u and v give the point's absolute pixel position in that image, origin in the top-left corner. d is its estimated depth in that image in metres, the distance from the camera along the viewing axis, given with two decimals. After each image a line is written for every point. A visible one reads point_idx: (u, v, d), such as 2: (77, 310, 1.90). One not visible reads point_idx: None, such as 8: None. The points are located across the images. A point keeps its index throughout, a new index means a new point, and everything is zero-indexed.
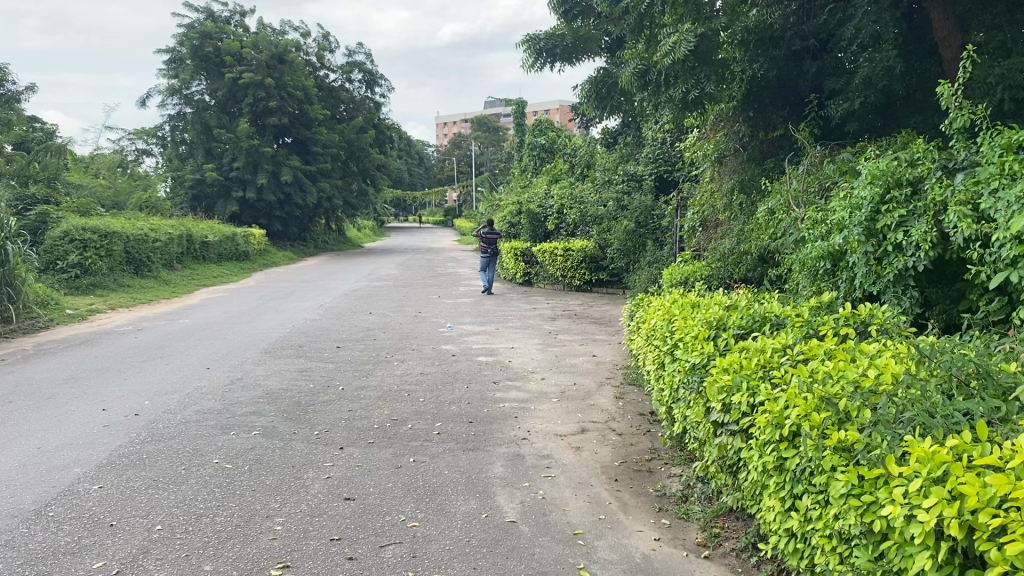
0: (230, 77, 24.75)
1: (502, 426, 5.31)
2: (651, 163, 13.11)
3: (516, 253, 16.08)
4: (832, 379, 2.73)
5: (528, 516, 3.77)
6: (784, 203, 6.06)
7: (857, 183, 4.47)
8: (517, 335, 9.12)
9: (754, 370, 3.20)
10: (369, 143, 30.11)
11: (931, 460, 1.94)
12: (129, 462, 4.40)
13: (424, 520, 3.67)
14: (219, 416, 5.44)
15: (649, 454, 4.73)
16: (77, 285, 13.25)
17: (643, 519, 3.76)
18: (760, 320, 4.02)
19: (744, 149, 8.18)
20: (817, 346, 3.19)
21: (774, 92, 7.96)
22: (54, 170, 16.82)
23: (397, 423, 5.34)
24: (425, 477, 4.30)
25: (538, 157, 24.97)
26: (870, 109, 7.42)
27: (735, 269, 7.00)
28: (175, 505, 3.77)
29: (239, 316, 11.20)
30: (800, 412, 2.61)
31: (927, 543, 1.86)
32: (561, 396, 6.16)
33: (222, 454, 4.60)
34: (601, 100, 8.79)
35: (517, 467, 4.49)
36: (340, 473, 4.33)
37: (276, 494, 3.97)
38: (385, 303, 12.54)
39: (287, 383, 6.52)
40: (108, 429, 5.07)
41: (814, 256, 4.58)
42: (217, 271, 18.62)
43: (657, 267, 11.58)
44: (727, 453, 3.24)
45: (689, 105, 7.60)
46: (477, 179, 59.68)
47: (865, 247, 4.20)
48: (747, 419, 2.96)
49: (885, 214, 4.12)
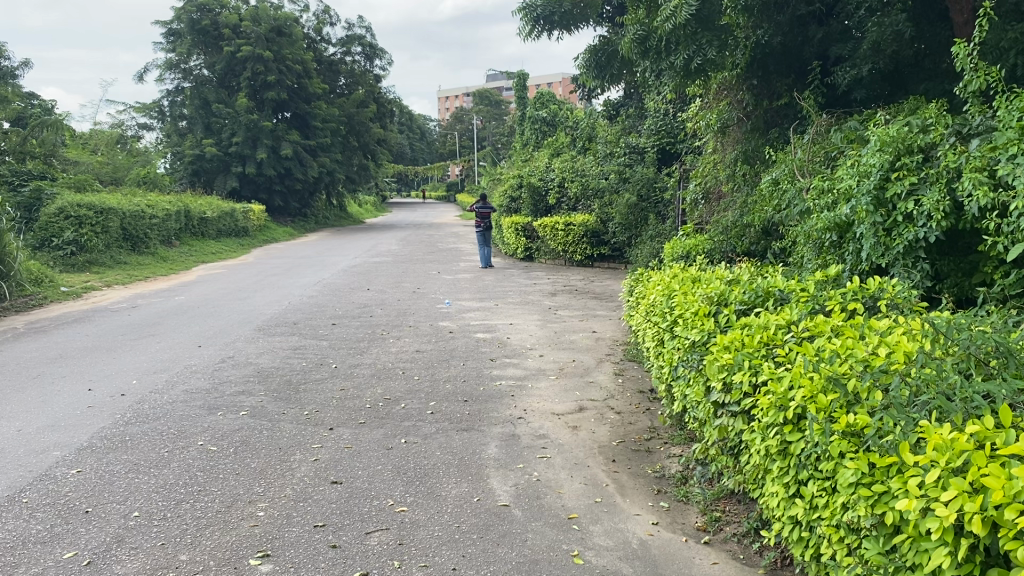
0: (229, 50, 24.45)
1: (498, 405, 5.17)
2: (654, 135, 12.88)
3: (516, 228, 15.85)
4: (840, 358, 2.55)
5: (522, 500, 3.62)
6: (789, 172, 5.87)
7: (865, 150, 4.25)
8: (516, 311, 8.98)
9: (757, 348, 3.02)
10: (370, 117, 29.82)
11: (950, 448, 1.78)
12: (111, 444, 4.26)
13: (412, 505, 3.53)
14: (208, 396, 5.30)
15: (648, 433, 4.57)
16: (73, 262, 13.09)
17: (640, 502, 3.61)
18: (764, 295, 3.82)
19: (747, 119, 7.89)
20: (823, 322, 3.00)
21: (779, 59, 7.73)
22: (50, 147, 16.62)
23: (390, 402, 5.20)
24: (416, 458, 4.15)
25: (540, 130, 24.73)
26: (878, 77, 7.25)
27: (739, 242, 6.80)
28: (155, 490, 3.64)
29: (236, 292, 11.05)
30: (806, 393, 2.44)
31: (945, 539, 1.70)
32: (559, 372, 6.03)
33: (208, 435, 4.46)
34: (600, 69, 8.55)
35: (511, 447, 4.34)
36: (328, 455, 4.18)
37: (260, 477, 3.83)
38: (384, 279, 12.38)
39: (279, 361, 6.38)
40: (92, 410, 4.94)
41: (820, 228, 4.39)
42: (216, 247, 18.46)
43: (658, 241, 11.42)
44: (728, 436, 3.08)
45: (691, 73, 7.37)
46: (478, 153, 59.32)
47: (874, 217, 3.99)
48: (749, 400, 2.80)
49: (895, 182, 3.92)
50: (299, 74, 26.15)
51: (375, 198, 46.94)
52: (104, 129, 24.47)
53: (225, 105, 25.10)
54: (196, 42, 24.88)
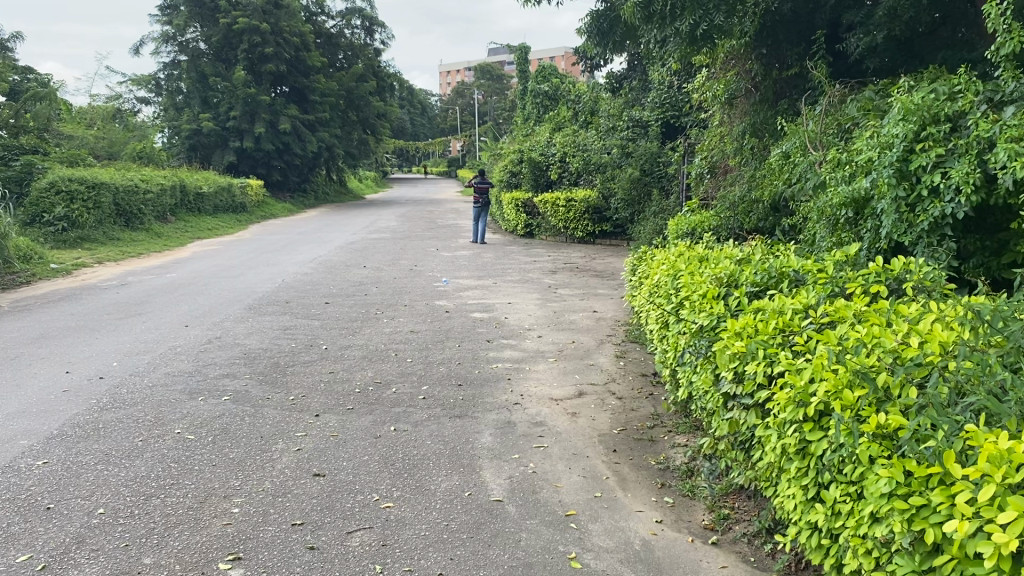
0: (225, 22, 24.00)
1: (493, 389, 4.92)
2: (657, 108, 12.52)
3: (517, 204, 15.55)
4: (867, 348, 2.29)
5: (516, 495, 3.38)
6: (801, 145, 5.56)
7: (886, 120, 3.95)
8: (516, 289, 8.71)
9: (772, 335, 2.75)
10: (369, 91, 29.41)
11: (1006, 459, 1.55)
12: (83, 433, 4.02)
13: (399, 500, 3.29)
14: (189, 380, 5.05)
15: (651, 421, 4.34)
16: (65, 239, 12.85)
17: (643, 498, 3.38)
18: (777, 276, 3.50)
19: (757, 90, 7.59)
20: (845, 307, 2.72)
21: (788, 27, 7.41)
22: (44, 121, 16.32)
23: (381, 387, 4.96)
24: (405, 448, 3.91)
25: (541, 104, 24.33)
26: (893, 45, 6.90)
27: (746, 219, 6.57)
28: (124, 484, 3.41)
29: (229, 269, 10.79)
30: (829, 387, 2.17)
31: (1001, 567, 1.47)
32: (558, 354, 5.79)
33: (187, 423, 4.23)
34: (603, 35, 8.22)
35: (506, 436, 4.10)
36: (312, 445, 3.94)
37: (238, 469, 3.59)
38: (381, 255, 12.13)
39: (267, 342, 6.14)
40: (67, 395, 4.71)
41: (835, 203, 4.09)
42: (212, 223, 18.16)
43: (662, 217, 11.10)
44: (740, 430, 2.83)
45: (697, 41, 7.01)
46: (481, 129, 59.01)
47: (896, 192, 3.68)
48: (764, 393, 2.55)
49: (920, 154, 3.61)
50: (296, 47, 25.66)
51: (376, 173, 46.55)
52: (100, 103, 24.10)
53: (222, 78, 24.69)
54: (192, 14, 24.41)
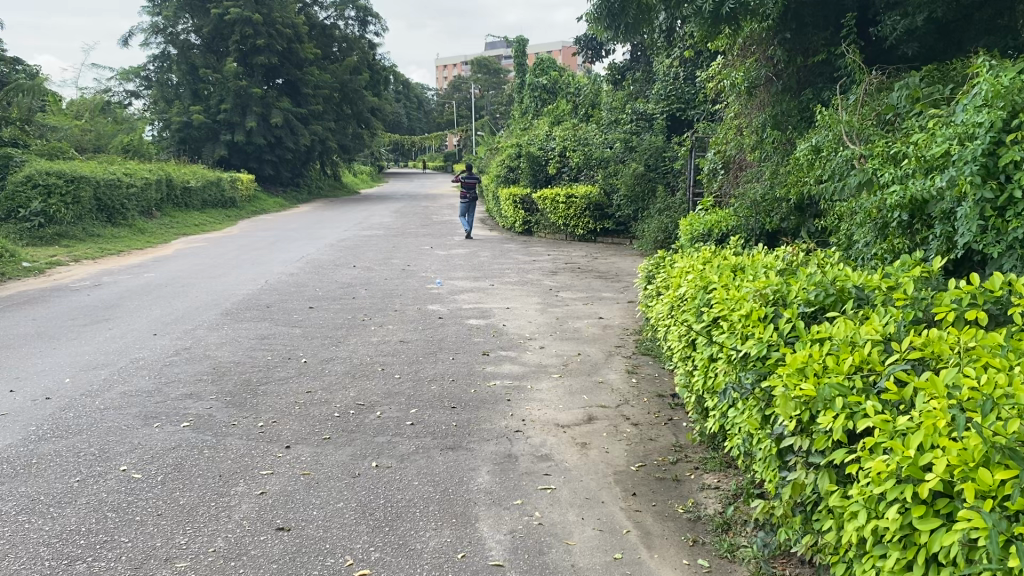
0: (217, 12, 23.29)
1: (491, 413, 4.33)
2: (663, 101, 11.92)
3: (514, 200, 14.92)
4: (1001, 406, 1.72)
5: (519, 557, 2.80)
6: (835, 137, 4.96)
7: (964, 105, 3.37)
8: (514, 293, 8.11)
9: (848, 376, 2.17)
10: (363, 84, 28.75)
11: None
12: (10, 471, 3.43)
13: (377, 566, 2.71)
14: (147, 401, 4.45)
15: (673, 454, 3.74)
16: (41, 235, 12.22)
17: (672, 560, 2.79)
18: (837, 292, 2.88)
19: (779, 78, 7.04)
20: (940, 340, 2.14)
21: (816, 9, 6.72)
22: (26, 111, 15.75)
23: (363, 410, 4.37)
24: (389, 492, 3.31)
25: (539, 98, 23.73)
26: (932, 30, 6.36)
27: (767, 219, 6.00)
28: (44, 542, 2.82)
29: (211, 269, 10.17)
30: (951, 463, 1.61)
31: None
32: (563, 369, 5.20)
33: (135, 457, 3.62)
34: (613, 18, 7.54)
35: (507, 475, 3.51)
36: (279, 488, 3.34)
37: (186, 521, 3.00)
38: (372, 254, 11.54)
39: (241, 355, 5.54)
40: (3, 421, 4.11)
41: (892, 204, 3.51)
42: (199, 218, 17.53)
43: (668, 214, 10.52)
44: (803, 494, 2.24)
45: (719, 21, 6.37)
46: (478, 122, 58.50)
47: (982, 192, 3.08)
48: (846, 455, 1.96)
49: (1012, 147, 3.01)
50: (289, 39, 24.97)
51: (371, 168, 45.87)
52: (87, 95, 23.41)
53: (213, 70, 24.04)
54: (182, 4, 23.69)
